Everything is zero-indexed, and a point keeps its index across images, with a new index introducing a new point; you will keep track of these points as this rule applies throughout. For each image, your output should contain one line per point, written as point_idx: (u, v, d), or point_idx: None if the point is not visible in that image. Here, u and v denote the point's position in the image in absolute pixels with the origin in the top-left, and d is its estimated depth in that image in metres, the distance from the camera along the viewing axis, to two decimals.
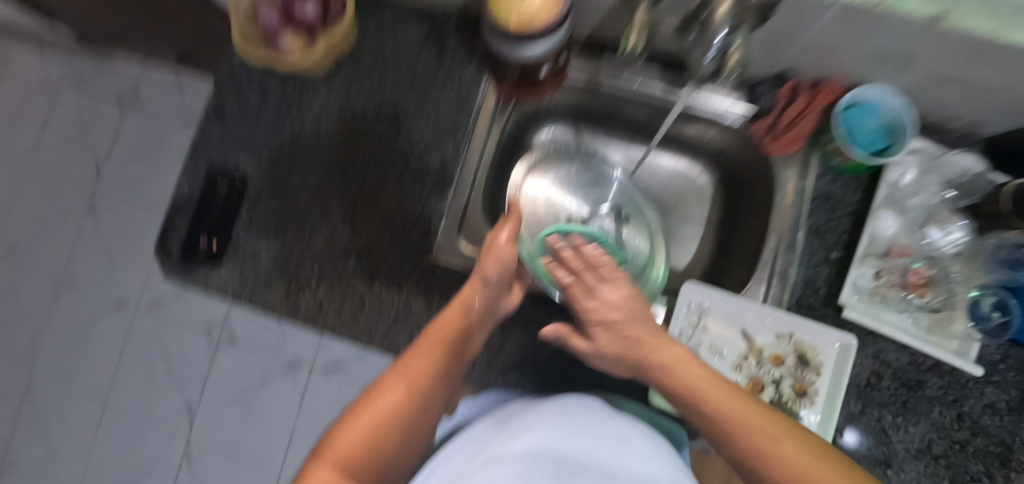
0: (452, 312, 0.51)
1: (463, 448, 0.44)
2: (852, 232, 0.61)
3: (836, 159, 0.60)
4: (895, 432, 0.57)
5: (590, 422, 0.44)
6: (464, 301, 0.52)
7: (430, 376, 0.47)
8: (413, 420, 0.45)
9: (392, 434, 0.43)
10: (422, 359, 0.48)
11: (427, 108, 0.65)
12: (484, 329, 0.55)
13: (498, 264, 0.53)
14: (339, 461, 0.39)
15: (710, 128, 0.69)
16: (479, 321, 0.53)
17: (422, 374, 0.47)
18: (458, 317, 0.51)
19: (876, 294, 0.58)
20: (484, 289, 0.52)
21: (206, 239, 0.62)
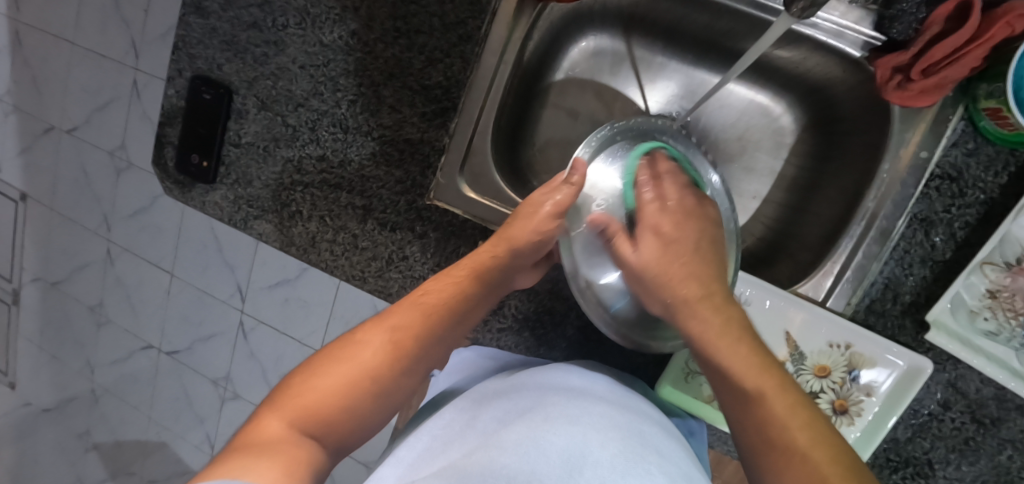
0: (457, 274, 0.46)
1: (445, 419, 0.41)
2: (976, 228, 0.45)
3: (989, 121, 0.42)
4: (942, 467, 0.49)
5: (586, 406, 0.37)
6: (475, 267, 0.47)
7: (420, 339, 0.43)
8: (395, 384, 0.41)
9: (369, 392, 0.39)
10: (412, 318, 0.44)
11: (431, 9, 0.51)
12: (493, 300, 0.49)
13: (524, 235, 0.46)
14: (299, 413, 0.36)
15: (811, 54, 0.50)
16: (487, 290, 0.48)
17: (409, 334, 0.43)
18: (462, 281, 0.46)
19: (977, 314, 0.44)
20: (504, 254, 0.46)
21: (199, 157, 0.58)
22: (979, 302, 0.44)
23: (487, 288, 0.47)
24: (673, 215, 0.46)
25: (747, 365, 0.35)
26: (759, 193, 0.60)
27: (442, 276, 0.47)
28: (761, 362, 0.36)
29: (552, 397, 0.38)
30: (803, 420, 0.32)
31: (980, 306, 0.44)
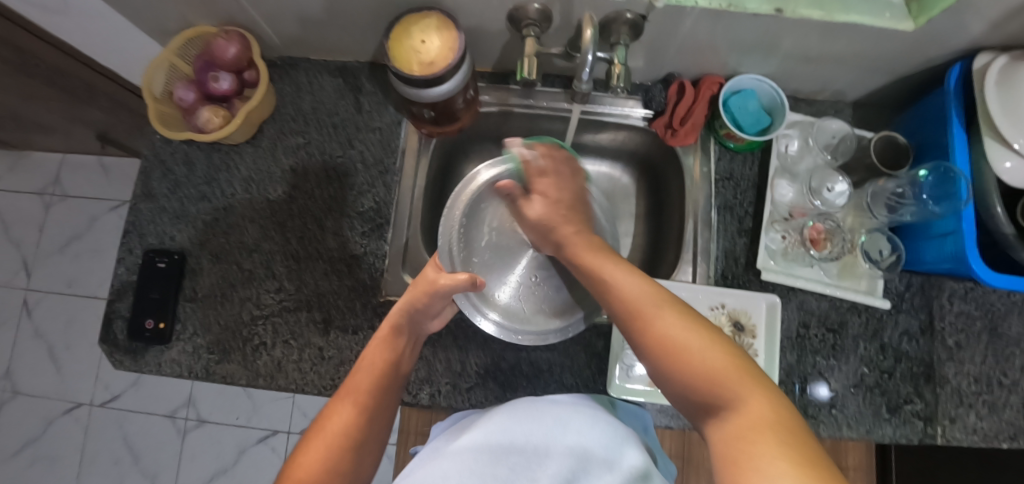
0: (380, 337, 0.53)
1: (426, 453, 0.45)
2: (758, 202, 0.67)
3: (730, 141, 0.67)
4: (831, 374, 0.63)
5: (531, 411, 0.45)
6: (394, 324, 0.53)
7: (376, 393, 0.49)
8: (366, 431, 0.48)
9: (351, 446, 0.46)
10: (362, 380, 0.49)
11: (355, 153, 0.69)
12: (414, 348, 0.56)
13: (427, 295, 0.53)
14: None
15: (619, 132, 0.75)
16: (410, 343, 0.55)
17: (363, 392, 0.49)
18: (388, 335, 0.53)
19: (787, 254, 0.64)
20: (408, 314, 0.53)
21: (155, 320, 0.62)
22: (782, 246, 0.65)
23: (409, 338, 0.55)
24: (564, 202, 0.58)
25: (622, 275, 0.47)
26: (629, 230, 0.80)
27: (374, 340, 0.53)
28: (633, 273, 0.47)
29: (514, 409, 0.45)
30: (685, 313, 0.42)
31: (783, 248, 0.65)
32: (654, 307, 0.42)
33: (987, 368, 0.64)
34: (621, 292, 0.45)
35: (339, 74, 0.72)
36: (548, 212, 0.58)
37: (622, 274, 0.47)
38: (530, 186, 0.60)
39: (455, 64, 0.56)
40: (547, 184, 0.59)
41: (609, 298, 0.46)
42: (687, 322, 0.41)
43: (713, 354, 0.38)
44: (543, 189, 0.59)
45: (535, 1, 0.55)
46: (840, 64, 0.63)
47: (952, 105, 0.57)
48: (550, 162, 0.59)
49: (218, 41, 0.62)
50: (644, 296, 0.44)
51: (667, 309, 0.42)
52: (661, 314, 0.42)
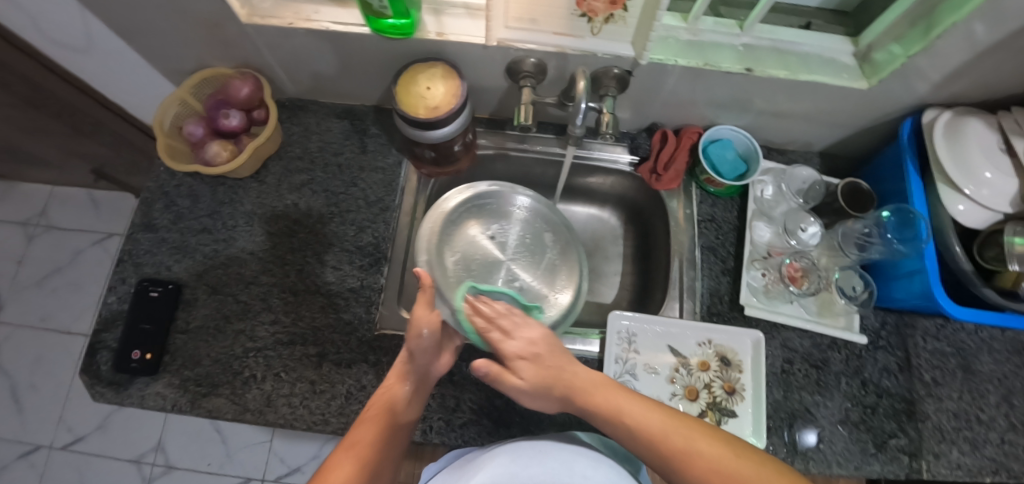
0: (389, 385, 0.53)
1: None
2: (739, 243, 0.71)
3: (711, 187, 0.72)
4: (817, 409, 0.65)
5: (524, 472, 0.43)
6: (398, 374, 0.54)
7: (377, 442, 0.48)
8: (371, 480, 0.46)
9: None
10: (366, 433, 0.48)
11: (356, 191, 0.71)
12: (423, 394, 0.55)
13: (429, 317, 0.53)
14: None
15: (608, 177, 0.79)
16: (418, 387, 0.55)
17: (366, 444, 0.47)
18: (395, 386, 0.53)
19: (767, 292, 0.67)
20: (410, 357, 0.53)
21: (142, 351, 0.61)
22: (764, 283, 0.68)
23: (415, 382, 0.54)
24: (543, 346, 0.52)
25: (646, 417, 0.44)
26: (618, 270, 0.83)
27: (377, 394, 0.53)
28: (648, 408, 0.45)
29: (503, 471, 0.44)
30: (714, 439, 0.43)
31: (765, 286, 0.68)
32: (681, 439, 0.42)
33: (964, 404, 0.66)
34: (653, 433, 0.43)
35: (344, 117, 0.76)
36: (541, 375, 0.49)
37: (627, 403, 0.46)
38: (501, 354, 0.52)
39: (458, 109, 0.60)
40: (512, 323, 0.53)
41: (638, 438, 0.44)
42: (740, 454, 0.41)
43: (768, 477, 0.40)
44: (529, 338, 0.52)
45: (532, 56, 0.61)
46: (806, 118, 0.70)
47: (907, 154, 0.64)
48: (488, 331, 0.53)
49: (234, 82, 0.67)
50: (667, 432, 0.43)
51: (712, 443, 0.42)
52: (703, 446, 0.42)
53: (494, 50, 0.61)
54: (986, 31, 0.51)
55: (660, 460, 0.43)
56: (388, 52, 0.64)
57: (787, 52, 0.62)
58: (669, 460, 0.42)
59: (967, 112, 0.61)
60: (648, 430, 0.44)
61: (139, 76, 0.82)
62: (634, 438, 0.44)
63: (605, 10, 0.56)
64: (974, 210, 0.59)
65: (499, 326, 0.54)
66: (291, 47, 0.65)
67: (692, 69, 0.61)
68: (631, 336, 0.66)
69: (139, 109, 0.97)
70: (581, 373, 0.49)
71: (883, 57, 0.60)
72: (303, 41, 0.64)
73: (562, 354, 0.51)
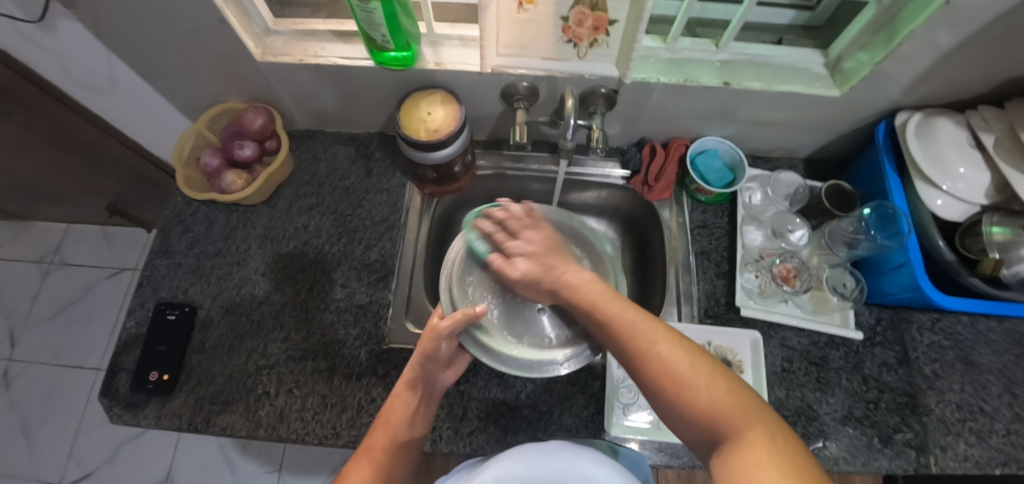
0: (397, 394, 0.56)
1: None
2: (731, 247, 0.73)
3: (700, 195, 0.75)
4: (820, 406, 0.66)
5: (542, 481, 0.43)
6: (408, 382, 0.57)
7: (392, 446, 0.53)
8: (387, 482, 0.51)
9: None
10: (378, 438, 0.53)
11: (362, 212, 0.75)
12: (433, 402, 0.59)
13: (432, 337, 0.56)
14: None
15: (602, 190, 0.83)
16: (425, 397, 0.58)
17: (379, 449, 0.52)
18: (405, 394, 0.56)
19: (762, 293, 0.69)
20: (420, 365, 0.56)
21: (159, 372, 0.65)
22: (758, 285, 0.70)
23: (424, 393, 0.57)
24: (540, 245, 0.59)
25: (632, 322, 0.47)
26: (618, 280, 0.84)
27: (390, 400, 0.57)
28: (641, 317, 0.48)
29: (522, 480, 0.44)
30: (690, 352, 0.43)
31: (760, 288, 0.70)
32: (649, 343, 0.45)
33: (966, 395, 0.67)
34: (633, 336, 0.46)
35: (351, 145, 0.81)
36: (533, 269, 0.57)
37: (620, 310, 0.49)
38: (508, 252, 0.60)
39: (457, 131, 0.65)
40: (521, 223, 0.61)
41: (617, 338, 0.47)
42: (703, 368, 0.42)
43: (722, 392, 0.39)
44: (530, 238, 0.60)
45: (524, 80, 0.66)
46: (786, 126, 0.74)
47: (884, 155, 0.67)
48: (503, 235, 0.62)
49: (248, 115, 0.72)
50: (648, 332, 0.46)
51: (678, 350, 0.43)
52: (666, 352, 0.43)
53: (489, 76, 0.66)
54: (943, 36, 0.55)
55: (639, 364, 0.44)
56: (391, 82, 0.69)
57: (763, 65, 0.67)
58: (628, 349, 0.46)
59: (936, 112, 0.65)
60: (632, 333, 0.46)
61: (158, 115, 0.88)
62: (615, 339, 0.48)
63: (589, 35, 0.61)
64: (953, 203, 0.62)
65: (506, 227, 0.62)
66: (302, 81, 0.71)
67: (673, 84, 0.66)
68: None
69: (156, 147, 1.02)
70: (566, 260, 0.58)
71: (852, 65, 0.64)
72: (313, 75, 0.69)
73: (556, 254, 0.58)
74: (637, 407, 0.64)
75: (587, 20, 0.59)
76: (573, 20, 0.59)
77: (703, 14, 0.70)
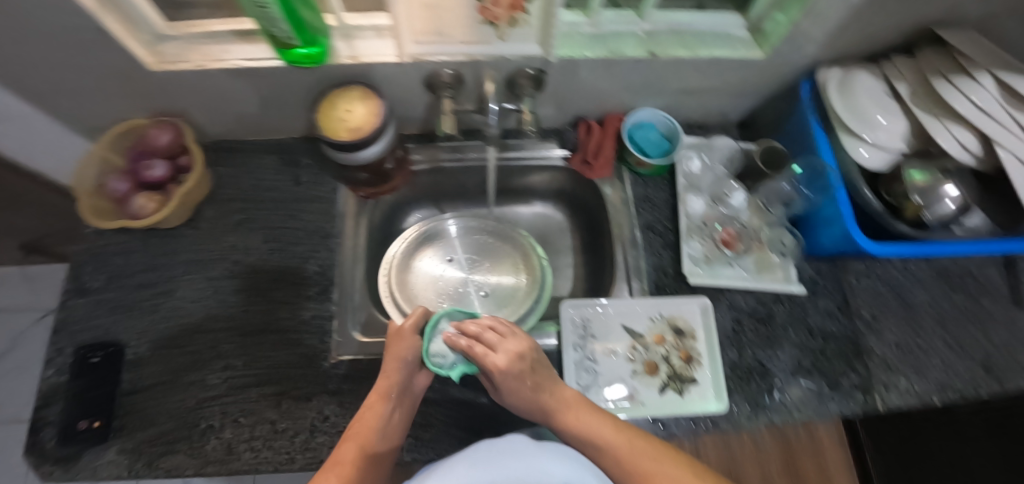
0: (371, 403, 0.53)
1: None
2: (674, 217, 0.74)
3: (640, 168, 0.74)
4: (771, 363, 0.68)
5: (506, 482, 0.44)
6: (383, 391, 0.54)
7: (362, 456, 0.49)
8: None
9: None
10: (347, 452, 0.49)
11: (294, 223, 0.71)
12: (410, 409, 0.56)
13: (405, 345, 0.58)
14: None
15: (544, 174, 0.81)
16: (402, 405, 0.55)
17: (348, 463, 0.48)
18: (381, 401, 0.53)
19: (708, 259, 0.70)
20: (396, 370, 0.55)
21: (89, 420, 0.59)
22: (704, 252, 0.71)
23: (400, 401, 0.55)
24: (528, 363, 0.57)
25: (615, 434, 0.52)
26: (570, 262, 0.84)
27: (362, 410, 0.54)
28: (619, 428, 0.53)
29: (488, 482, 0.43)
30: (670, 457, 0.50)
31: (705, 255, 0.71)
32: (650, 460, 0.49)
33: (904, 334, 0.71)
34: (614, 451, 0.51)
35: (275, 153, 0.76)
36: (523, 390, 0.56)
37: (597, 427, 0.53)
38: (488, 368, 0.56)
39: (380, 128, 0.61)
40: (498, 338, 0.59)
41: (606, 457, 0.52)
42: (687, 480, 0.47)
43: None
44: (501, 362, 0.55)
45: (448, 67, 0.64)
46: (716, 92, 0.74)
47: (809, 112, 0.69)
48: (483, 348, 0.58)
49: (151, 131, 0.67)
50: (627, 446, 0.51)
51: (676, 466, 0.49)
52: (654, 468, 0.49)
53: (409, 66, 0.63)
54: None
55: (628, 472, 0.49)
56: (306, 81, 0.65)
57: (685, 33, 0.66)
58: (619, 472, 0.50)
59: (855, 66, 0.67)
60: (613, 450, 0.51)
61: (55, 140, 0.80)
62: (587, 449, 0.53)
63: (507, 15, 0.57)
64: (876, 152, 0.63)
65: (483, 341, 0.59)
66: (210, 89, 0.66)
67: (598, 59, 0.64)
68: (585, 323, 0.67)
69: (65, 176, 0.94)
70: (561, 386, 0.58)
71: (771, 26, 0.65)
72: (221, 81, 0.64)
73: (546, 370, 0.58)
74: (596, 387, 0.64)
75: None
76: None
77: None
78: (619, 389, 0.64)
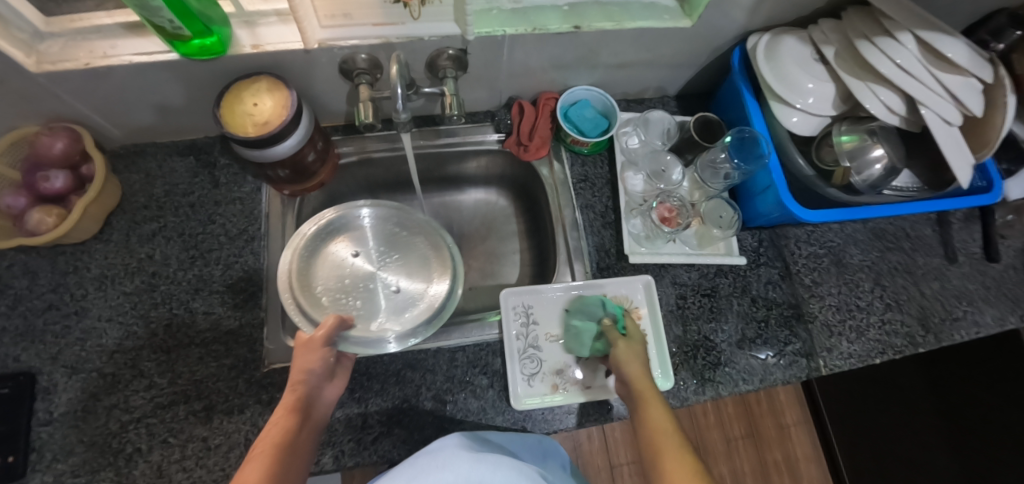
0: (278, 416, 0.46)
1: None
2: (614, 196, 0.72)
3: (578, 147, 0.72)
4: (716, 336, 0.68)
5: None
6: (289, 405, 0.47)
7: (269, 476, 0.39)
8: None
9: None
10: (253, 469, 0.39)
11: (215, 228, 0.67)
12: (316, 424, 0.50)
13: (310, 351, 0.52)
14: None
15: (481, 159, 0.78)
16: (308, 421, 0.49)
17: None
18: (285, 418, 0.46)
19: (649, 236, 0.69)
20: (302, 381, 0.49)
21: (0, 455, 0.55)
22: (643, 230, 0.70)
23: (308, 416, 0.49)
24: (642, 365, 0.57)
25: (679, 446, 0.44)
26: (515, 248, 0.82)
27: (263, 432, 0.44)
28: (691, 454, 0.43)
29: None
30: None
31: (645, 232, 0.69)
32: None
33: (844, 296, 0.73)
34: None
35: (188, 154, 0.71)
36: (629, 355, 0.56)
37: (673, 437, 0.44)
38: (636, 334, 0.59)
39: (291, 121, 0.57)
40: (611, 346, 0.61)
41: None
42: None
43: None
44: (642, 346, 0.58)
45: (361, 52, 0.59)
46: (649, 65, 0.72)
47: (741, 80, 0.67)
48: (625, 346, 0.57)
49: (41, 139, 0.60)
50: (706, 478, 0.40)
51: None
52: None
53: (317, 53, 0.58)
54: None
55: None
56: (208, 74, 0.60)
57: (610, 4, 0.64)
58: None
59: (782, 31, 0.66)
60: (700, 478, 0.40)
61: None
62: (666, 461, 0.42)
63: None
64: (806, 119, 0.63)
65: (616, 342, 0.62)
66: (102, 89, 0.60)
67: (522, 35, 0.61)
68: (528, 310, 0.66)
69: None
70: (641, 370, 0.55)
71: None
72: (112, 80, 0.59)
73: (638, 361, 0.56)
74: (543, 374, 0.63)
75: None
76: None
77: None
78: (565, 373, 0.63)
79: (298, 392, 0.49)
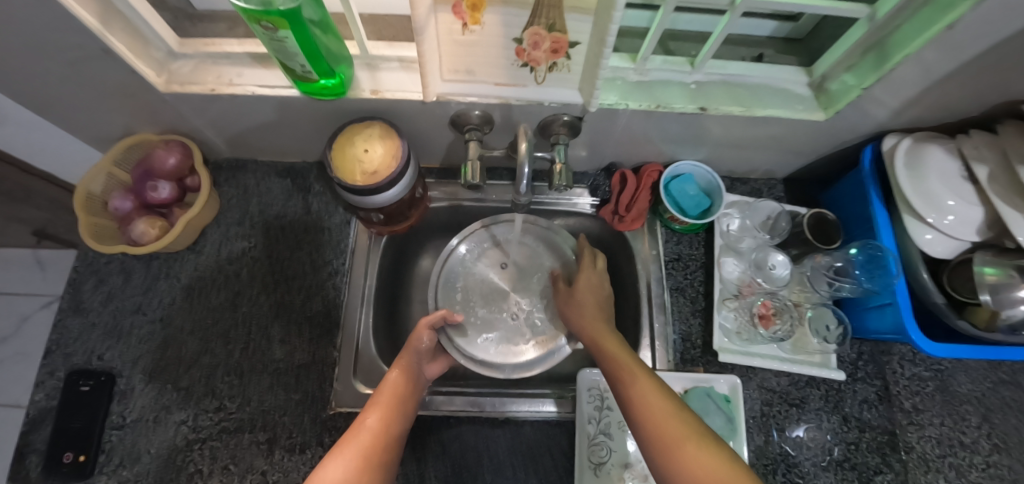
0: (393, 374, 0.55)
1: None
2: (707, 281, 0.68)
3: (676, 224, 0.69)
4: (799, 452, 0.62)
5: None
6: (402, 366, 0.56)
7: (382, 428, 0.49)
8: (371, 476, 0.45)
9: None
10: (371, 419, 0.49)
11: (302, 256, 0.68)
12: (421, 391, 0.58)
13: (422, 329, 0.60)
14: None
15: (569, 218, 0.76)
16: (417, 387, 0.57)
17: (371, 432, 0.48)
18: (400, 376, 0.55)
19: (741, 332, 0.65)
20: (409, 356, 0.58)
21: (75, 452, 0.57)
22: (735, 324, 0.65)
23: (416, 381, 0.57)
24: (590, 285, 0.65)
25: (622, 353, 0.52)
26: None
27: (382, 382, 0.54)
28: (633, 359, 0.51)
29: None
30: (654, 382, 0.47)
31: (736, 327, 0.65)
32: (638, 385, 0.46)
33: (946, 429, 0.65)
34: (630, 383, 0.47)
35: (286, 176, 0.72)
36: (586, 285, 0.65)
37: (616, 349, 0.53)
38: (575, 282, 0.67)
39: (399, 172, 0.56)
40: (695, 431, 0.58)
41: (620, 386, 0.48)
42: (689, 428, 0.41)
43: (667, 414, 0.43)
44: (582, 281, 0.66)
45: (476, 108, 0.59)
46: (765, 149, 0.68)
47: (870, 184, 0.62)
48: (565, 291, 0.66)
49: (157, 153, 0.62)
50: (630, 367, 0.49)
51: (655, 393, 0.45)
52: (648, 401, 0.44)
53: (435, 105, 0.58)
54: (939, 62, 0.49)
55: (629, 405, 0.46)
56: (322, 111, 0.60)
57: (737, 86, 0.60)
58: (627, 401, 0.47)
59: (925, 136, 0.60)
60: (622, 369, 0.50)
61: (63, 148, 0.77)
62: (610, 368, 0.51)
63: (548, 58, 0.52)
64: (942, 239, 0.57)
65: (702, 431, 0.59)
66: (220, 112, 0.61)
67: (643, 110, 0.58)
68: (603, 393, 0.62)
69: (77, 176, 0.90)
70: (604, 303, 0.64)
71: (838, 87, 0.58)
72: (231, 105, 0.59)
73: (592, 291, 0.65)
74: (611, 465, 0.59)
75: (545, 43, 0.50)
76: (527, 42, 0.50)
77: (677, 26, 0.62)
78: (634, 468, 0.59)
79: (411, 358, 0.58)
